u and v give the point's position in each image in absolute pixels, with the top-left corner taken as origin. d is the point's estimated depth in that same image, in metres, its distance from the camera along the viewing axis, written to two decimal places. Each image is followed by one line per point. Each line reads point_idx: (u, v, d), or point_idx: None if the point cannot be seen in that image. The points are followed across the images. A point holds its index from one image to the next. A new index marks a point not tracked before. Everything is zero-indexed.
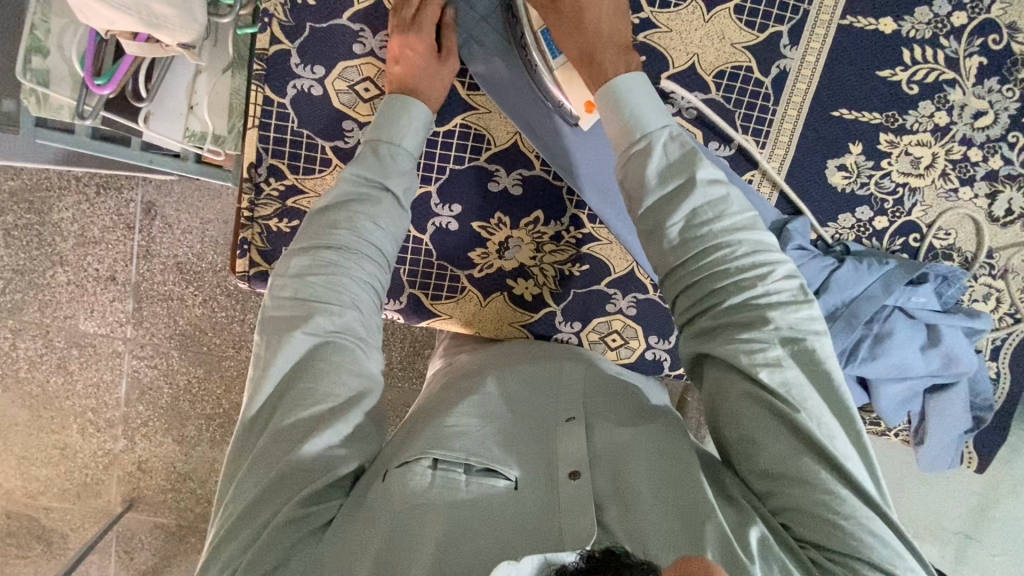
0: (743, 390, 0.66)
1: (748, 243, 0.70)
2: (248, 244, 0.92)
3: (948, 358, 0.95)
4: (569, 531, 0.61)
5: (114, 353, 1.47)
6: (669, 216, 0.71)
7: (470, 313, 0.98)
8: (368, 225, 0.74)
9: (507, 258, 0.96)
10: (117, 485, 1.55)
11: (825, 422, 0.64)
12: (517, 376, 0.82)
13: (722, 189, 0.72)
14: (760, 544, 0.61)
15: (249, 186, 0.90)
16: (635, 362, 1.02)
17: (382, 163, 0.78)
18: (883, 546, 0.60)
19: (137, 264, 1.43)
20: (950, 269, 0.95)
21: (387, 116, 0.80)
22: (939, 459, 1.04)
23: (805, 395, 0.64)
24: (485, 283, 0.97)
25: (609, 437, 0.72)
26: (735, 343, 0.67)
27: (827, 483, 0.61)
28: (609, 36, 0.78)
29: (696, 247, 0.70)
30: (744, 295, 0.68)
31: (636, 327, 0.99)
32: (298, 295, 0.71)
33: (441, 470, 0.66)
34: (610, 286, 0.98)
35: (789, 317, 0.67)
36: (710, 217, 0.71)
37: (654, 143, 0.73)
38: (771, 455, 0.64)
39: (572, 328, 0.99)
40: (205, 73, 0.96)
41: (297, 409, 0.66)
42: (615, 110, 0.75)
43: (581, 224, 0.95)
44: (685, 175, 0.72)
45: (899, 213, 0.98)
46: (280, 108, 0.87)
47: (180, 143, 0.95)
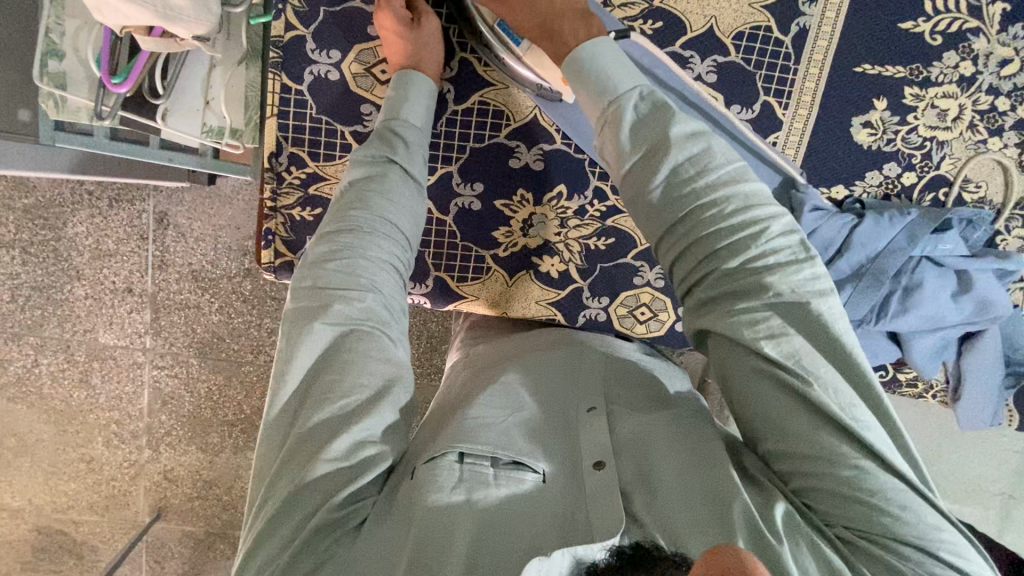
0: (749, 364, 0.63)
1: (737, 199, 0.65)
2: (273, 236, 0.92)
3: (981, 303, 0.92)
4: (596, 520, 0.58)
5: (135, 364, 1.48)
6: (650, 182, 0.66)
7: (496, 294, 0.97)
8: (386, 205, 0.74)
9: (531, 235, 0.95)
10: (144, 496, 1.56)
11: (838, 389, 0.60)
12: (538, 370, 0.81)
13: (703, 146, 0.67)
14: (785, 527, 0.59)
15: (270, 177, 0.90)
16: (665, 335, 1.01)
17: (395, 145, 0.77)
18: (913, 519, 0.56)
19: (153, 274, 1.44)
20: (975, 212, 0.94)
21: (398, 98, 0.80)
22: (980, 415, 1.02)
23: (815, 361, 0.61)
24: (510, 262, 0.96)
25: (631, 424, 0.70)
26: (736, 315, 0.63)
27: (847, 456, 0.58)
28: (567, 6, 0.75)
29: (683, 208, 0.66)
30: (739, 264, 0.64)
31: (665, 299, 0.98)
32: (318, 285, 0.69)
33: (468, 464, 0.64)
34: (636, 258, 0.97)
35: (791, 279, 0.63)
36: (694, 175, 0.66)
37: (625, 105, 0.68)
38: (786, 431, 0.60)
39: (600, 302, 0.98)
40: (220, 66, 0.95)
41: (324, 405, 0.64)
42: (584, 86, 0.71)
43: (604, 197, 0.93)
44: (660, 140, 0.67)
45: (927, 168, 0.96)
46: (298, 96, 0.87)
47: (198, 139, 0.96)
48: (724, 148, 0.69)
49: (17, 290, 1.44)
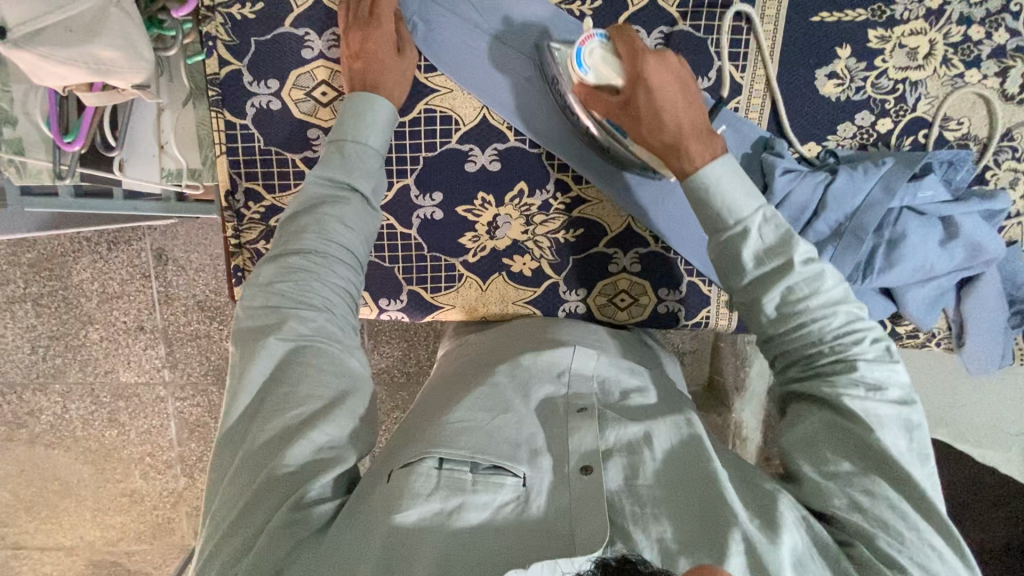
0: (819, 416, 0.66)
1: (845, 304, 0.66)
2: (242, 272, 0.92)
3: (972, 249, 0.88)
4: (580, 532, 0.60)
5: (158, 398, 1.52)
6: (764, 294, 0.67)
7: (472, 299, 0.97)
8: (337, 227, 0.73)
9: (498, 237, 0.93)
10: (188, 521, 1.62)
11: (901, 447, 0.62)
12: (530, 369, 0.78)
13: (820, 264, 0.67)
14: (794, 560, 0.59)
15: (230, 215, 0.89)
16: (649, 319, 0.99)
17: (344, 163, 0.76)
18: (939, 559, 0.58)
19: (161, 309, 1.47)
20: (953, 153, 0.90)
21: (353, 112, 0.78)
22: (985, 360, 0.98)
23: (890, 429, 0.63)
24: (481, 267, 0.95)
25: (624, 432, 0.69)
26: (823, 382, 0.66)
27: (895, 501, 0.60)
28: (694, 124, 0.73)
29: (796, 319, 0.66)
30: (835, 352, 0.66)
31: (643, 283, 0.97)
32: (270, 303, 0.70)
33: (446, 471, 0.64)
34: (609, 246, 0.95)
35: (880, 366, 0.65)
36: (807, 293, 0.66)
37: (750, 227, 0.68)
38: (843, 479, 0.62)
39: (577, 295, 0.97)
40: (167, 110, 0.95)
41: (279, 416, 0.66)
42: (701, 201, 0.70)
43: (567, 188, 0.91)
44: (786, 257, 0.66)
45: (903, 111, 0.91)
46: (243, 130, 0.86)
47: (158, 184, 0.97)
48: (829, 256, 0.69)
49: (35, 341, 1.49)
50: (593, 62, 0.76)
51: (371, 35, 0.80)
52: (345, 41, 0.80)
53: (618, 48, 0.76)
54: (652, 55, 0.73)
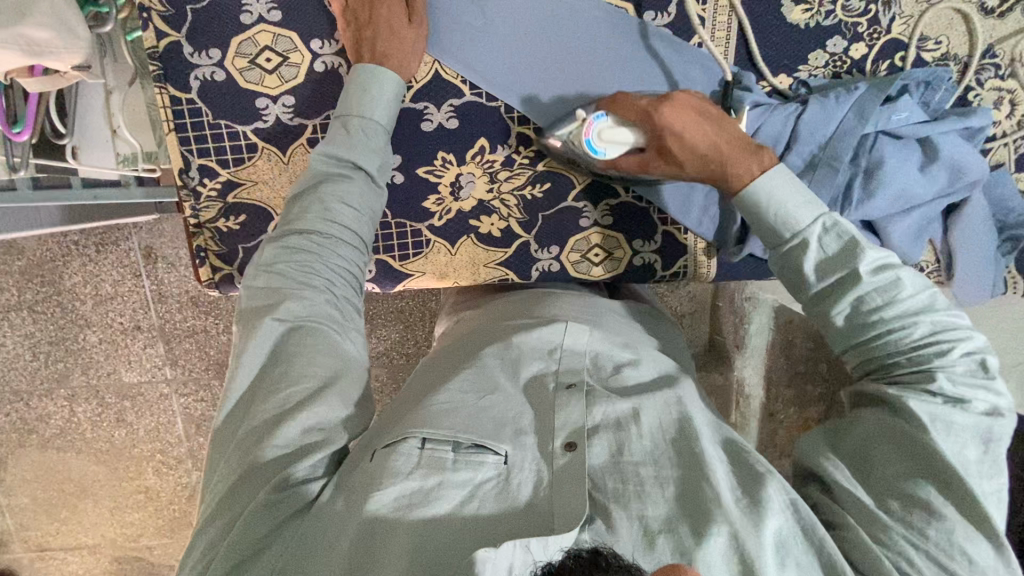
0: (884, 419, 0.64)
1: (927, 323, 0.64)
2: (205, 252, 0.90)
3: (954, 171, 0.84)
4: (560, 510, 0.59)
5: (162, 396, 1.53)
6: (834, 305, 0.67)
7: (441, 265, 0.93)
8: (338, 207, 0.72)
9: (463, 198, 0.90)
10: None
11: (969, 468, 0.60)
12: (523, 347, 0.77)
13: (898, 270, 0.65)
14: (776, 541, 0.59)
15: (187, 194, 0.88)
16: (625, 273, 0.97)
17: (349, 139, 0.75)
18: (966, 564, 0.57)
19: (156, 308, 1.47)
20: (930, 72, 0.86)
21: (358, 87, 0.76)
22: (978, 290, 0.95)
23: (958, 437, 0.61)
24: (448, 231, 0.91)
25: (614, 408, 0.68)
26: (894, 387, 0.65)
27: (935, 505, 0.58)
28: (728, 135, 0.76)
29: (864, 330, 0.66)
30: (914, 362, 0.65)
31: (617, 236, 0.94)
32: (270, 284, 0.69)
33: (428, 450, 0.63)
34: (578, 200, 0.92)
35: (956, 377, 0.63)
36: (880, 303, 0.65)
37: (809, 240, 0.68)
38: (896, 487, 0.61)
39: (550, 253, 0.94)
40: (116, 91, 0.93)
41: (273, 396, 0.65)
42: (758, 215, 0.72)
43: (530, 142, 0.88)
44: (847, 269, 0.66)
45: (877, 34, 0.87)
46: (190, 105, 0.84)
47: (116, 171, 0.95)
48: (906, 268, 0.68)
49: (36, 348, 1.49)
50: (605, 143, 0.78)
51: (380, 3, 0.78)
52: (352, 12, 0.78)
53: (621, 120, 0.79)
54: (664, 108, 0.77)
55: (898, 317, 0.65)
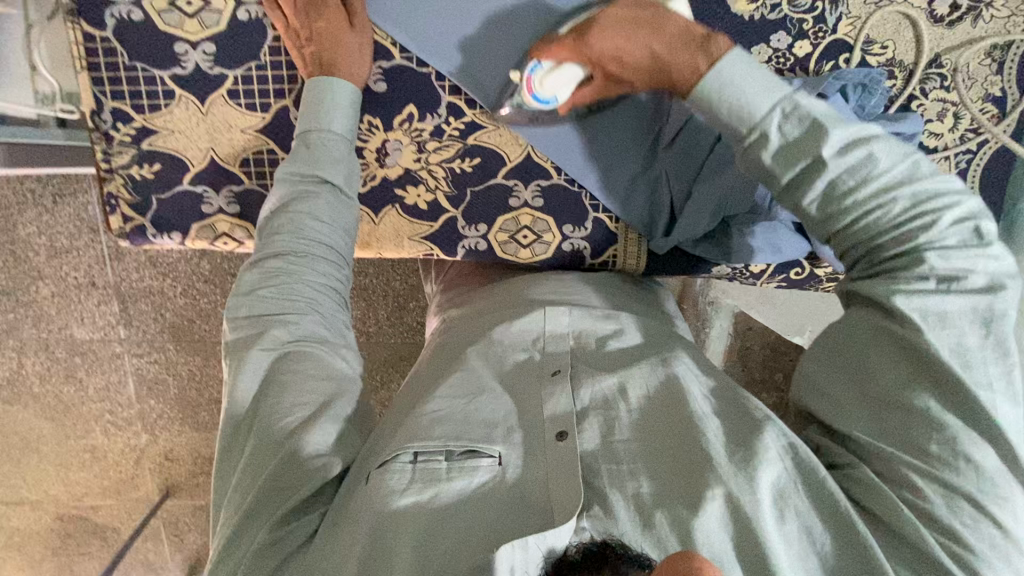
0: (869, 327, 0.61)
1: (908, 196, 0.60)
2: (116, 199, 0.87)
3: None
4: (558, 499, 0.60)
5: (115, 355, 1.48)
6: (805, 192, 0.62)
7: (363, 234, 0.91)
8: (309, 224, 0.73)
9: (388, 165, 0.87)
10: (152, 477, 1.59)
11: (965, 352, 0.56)
12: (503, 343, 0.77)
13: (872, 147, 0.60)
14: (775, 496, 0.59)
15: (99, 137, 0.85)
16: (554, 257, 0.95)
17: (310, 154, 0.76)
18: (975, 476, 0.55)
19: (112, 265, 1.42)
20: (867, 74, 0.84)
21: (320, 104, 0.77)
22: None
23: (953, 322, 0.57)
24: (372, 199, 0.89)
25: (605, 384, 0.69)
26: (879, 280, 0.61)
27: (935, 413, 0.56)
28: (668, 36, 0.69)
29: (844, 216, 0.61)
30: (900, 243, 0.60)
31: (547, 219, 0.92)
32: (254, 313, 0.72)
33: (420, 463, 0.64)
34: (508, 177, 0.89)
35: (950, 253, 0.58)
36: (854, 184, 0.60)
37: (768, 131, 0.63)
38: (884, 397, 0.59)
39: (477, 231, 0.92)
40: (38, 29, 0.93)
41: (267, 422, 0.68)
42: (711, 110, 0.66)
43: (460, 113, 0.85)
44: (814, 153, 0.61)
45: (822, 33, 0.86)
46: (105, 44, 0.80)
47: (34, 109, 0.96)
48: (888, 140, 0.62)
49: None
50: (551, 91, 0.76)
51: (316, 16, 0.77)
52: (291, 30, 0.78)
53: (558, 61, 0.75)
54: (590, 36, 0.71)
55: (876, 200, 0.60)
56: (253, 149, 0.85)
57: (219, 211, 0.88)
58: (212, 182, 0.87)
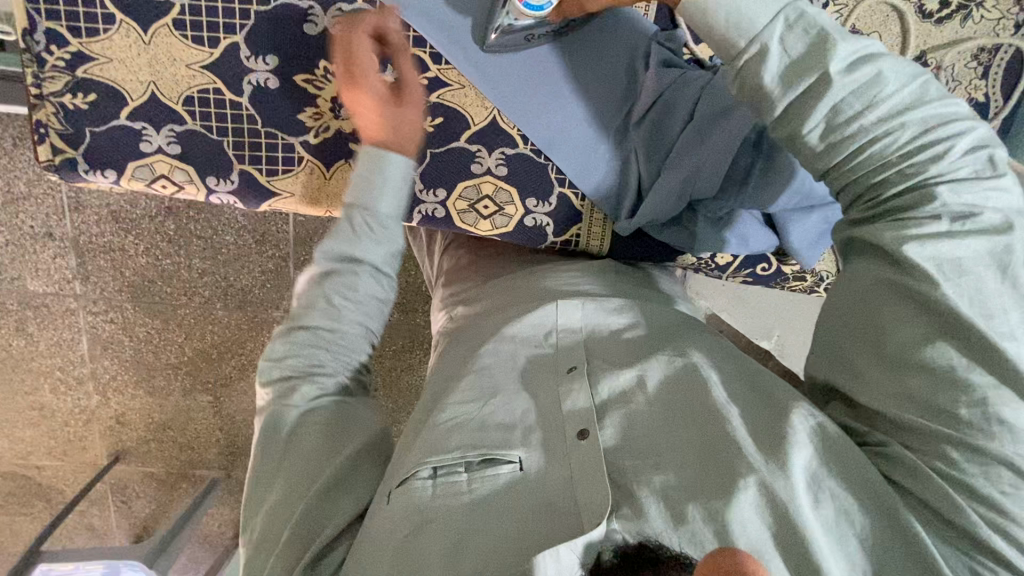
0: (878, 278, 0.55)
1: (916, 119, 0.53)
2: (46, 128, 0.81)
3: None
4: (586, 501, 0.55)
5: (68, 311, 1.39)
6: (804, 124, 0.55)
7: (314, 189, 0.86)
8: (345, 306, 0.69)
9: (344, 117, 0.82)
10: (101, 440, 1.49)
11: (982, 296, 0.51)
12: (515, 339, 0.74)
13: (877, 63, 0.53)
14: (808, 478, 0.54)
15: (30, 59, 0.78)
16: (514, 231, 0.90)
17: (351, 236, 0.70)
18: (1010, 437, 0.49)
19: (72, 217, 1.33)
20: None
21: (371, 175, 0.70)
22: None
23: (968, 268, 0.51)
24: (325, 152, 0.84)
25: (620, 376, 0.65)
26: (887, 225, 0.54)
27: (959, 371, 0.50)
28: None
29: (847, 147, 0.54)
30: (907, 176, 0.54)
31: (509, 189, 0.88)
32: (286, 373, 0.69)
33: (442, 479, 0.60)
34: (471, 141, 0.85)
35: (963, 184, 0.52)
36: (859, 108, 0.53)
37: (767, 45, 0.56)
38: (893, 351, 0.54)
39: (436, 197, 0.88)
40: None
41: (292, 471, 0.64)
42: (706, 21, 0.59)
43: (425, 68, 0.81)
44: (817, 71, 0.54)
45: None
46: None
47: None
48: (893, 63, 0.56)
49: None
50: None
51: (355, 98, 0.71)
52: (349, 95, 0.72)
53: None
54: None
55: (884, 124, 0.53)
56: (197, 87, 0.80)
57: (159, 151, 0.83)
58: (151, 119, 0.81)
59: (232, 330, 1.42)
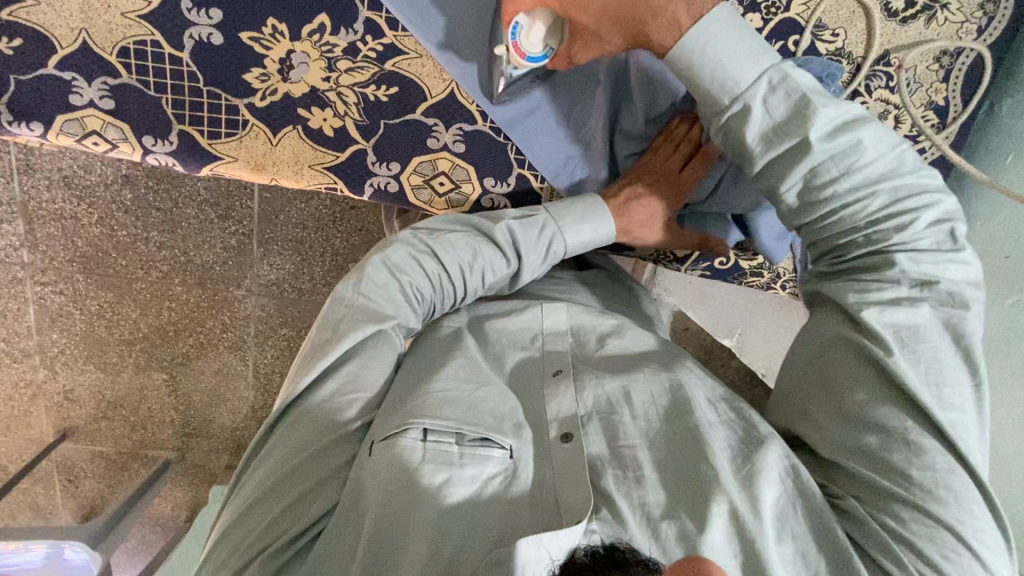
0: (842, 332, 0.63)
1: (884, 194, 0.61)
2: None
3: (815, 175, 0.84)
4: (566, 501, 0.60)
5: (14, 279, 1.31)
6: (783, 182, 0.63)
7: (259, 155, 0.83)
8: (479, 276, 0.76)
9: (294, 80, 0.78)
10: (47, 416, 1.41)
11: (938, 369, 0.59)
12: (503, 340, 0.78)
13: (854, 134, 0.60)
14: (776, 518, 0.59)
15: None
16: (471, 210, 0.89)
17: (532, 240, 0.78)
18: (954, 505, 0.56)
19: (20, 180, 1.25)
20: (824, 67, 0.78)
21: (576, 209, 0.81)
22: None
23: (927, 339, 0.59)
24: (271, 116, 0.80)
25: (605, 382, 0.70)
26: (850, 284, 0.63)
27: (911, 434, 0.58)
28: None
29: (820, 210, 0.63)
30: (871, 242, 0.63)
31: (467, 167, 0.85)
32: (387, 286, 0.72)
33: (431, 443, 0.62)
34: (427, 114, 0.81)
35: (921, 260, 0.61)
36: (835, 174, 0.61)
37: (751, 104, 0.61)
38: (854, 408, 0.61)
39: (389, 170, 0.85)
40: None
41: (306, 415, 0.65)
42: (692, 78, 0.63)
43: (379, 33, 0.76)
44: (797, 136, 0.60)
45: (774, 9, 0.81)
46: None
47: None
48: (877, 130, 0.62)
49: None
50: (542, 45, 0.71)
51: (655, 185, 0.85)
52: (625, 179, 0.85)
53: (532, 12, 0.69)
54: None
55: (855, 192, 0.61)
56: (136, 38, 0.74)
57: (90, 105, 0.77)
58: (86, 71, 0.76)
59: (188, 307, 1.36)
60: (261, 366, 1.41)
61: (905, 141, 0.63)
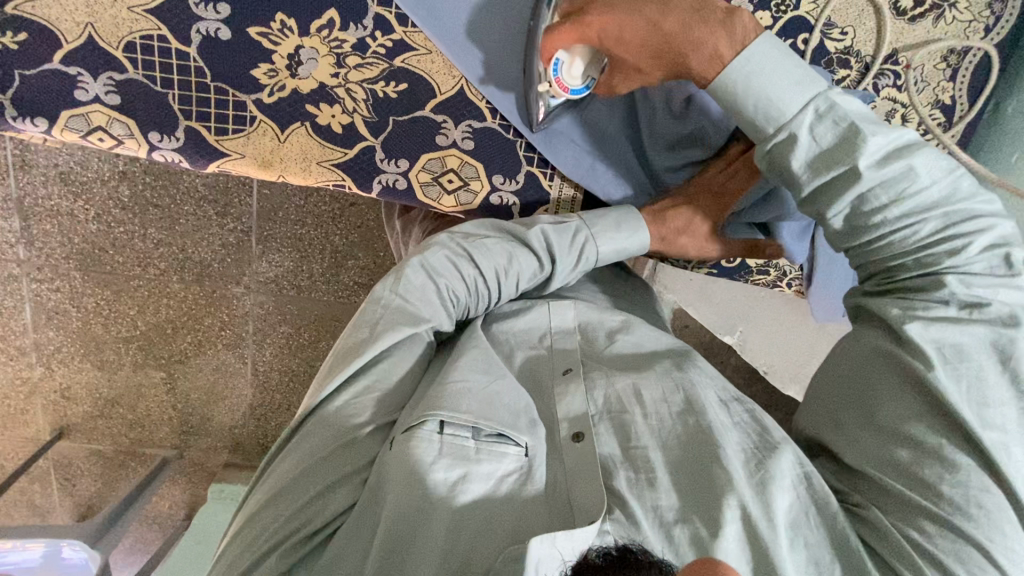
0: (881, 346, 0.64)
1: (935, 219, 0.61)
2: None
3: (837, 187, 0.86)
4: (580, 501, 0.60)
5: (10, 276, 1.30)
6: (830, 209, 0.63)
7: (266, 151, 0.82)
8: (514, 281, 0.77)
9: (302, 76, 0.77)
10: (44, 414, 1.40)
11: (981, 388, 0.59)
12: (514, 336, 0.77)
13: (906, 160, 0.60)
14: (788, 526, 0.60)
15: None
16: (480, 208, 0.88)
17: (567, 245, 0.78)
18: (987, 523, 0.56)
19: (16, 176, 1.23)
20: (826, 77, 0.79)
21: (611, 216, 0.81)
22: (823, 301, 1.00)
23: (973, 360, 0.59)
24: (278, 112, 0.79)
25: (615, 381, 0.70)
26: (894, 303, 0.63)
27: (943, 449, 0.58)
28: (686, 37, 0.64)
29: (869, 235, 0.63)
30: (922, 266, 0.62)
31: (476, 165, 0.85)
32: (423, 289, 0.72)
33: (448, 437, 0.62)
34: (436, 111, 0.81)
35: (970, 282, 0.61)
36: (885, 201, 0.61)
37: (797, 133, 0.62)
38: (893, 425, 0.61)
39: (397, 167, 0.84)
40: None
41: (323, 408, 0.66)
42: (736, 106, 0.65)
43: (389, 29, 0.76)
44: (848, 163, 0.60)
45: (784, 7, 0.81)
46: None
47: None
48: (929, 154, 0.62)
49: None
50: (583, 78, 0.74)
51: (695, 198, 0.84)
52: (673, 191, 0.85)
53: (570, 49, 0.71)
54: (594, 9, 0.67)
55: (906, 218, 0.61)
56: (141, 33, 0.74)
57: (96, 100, 0.76)
58: (90, 66, 0.75)
59: (188, 304, 1.35)
60: (261, 364, 1.40)
61: (959, 165, 0.63)
